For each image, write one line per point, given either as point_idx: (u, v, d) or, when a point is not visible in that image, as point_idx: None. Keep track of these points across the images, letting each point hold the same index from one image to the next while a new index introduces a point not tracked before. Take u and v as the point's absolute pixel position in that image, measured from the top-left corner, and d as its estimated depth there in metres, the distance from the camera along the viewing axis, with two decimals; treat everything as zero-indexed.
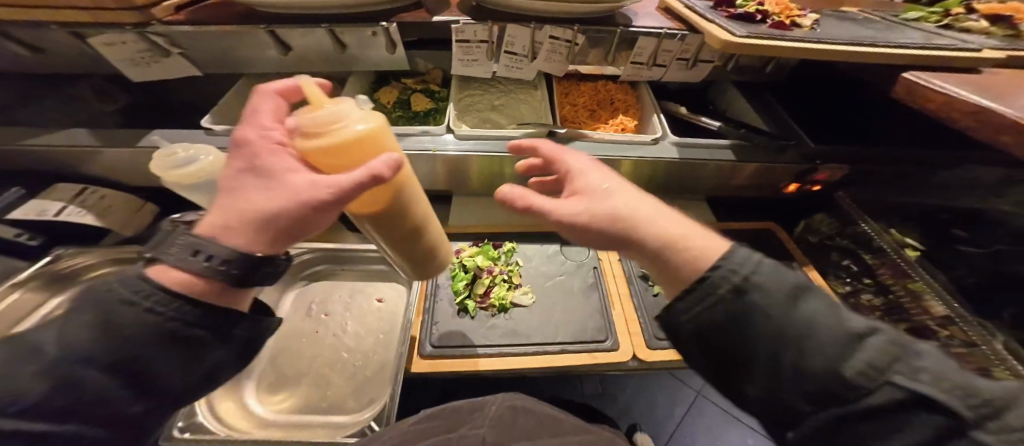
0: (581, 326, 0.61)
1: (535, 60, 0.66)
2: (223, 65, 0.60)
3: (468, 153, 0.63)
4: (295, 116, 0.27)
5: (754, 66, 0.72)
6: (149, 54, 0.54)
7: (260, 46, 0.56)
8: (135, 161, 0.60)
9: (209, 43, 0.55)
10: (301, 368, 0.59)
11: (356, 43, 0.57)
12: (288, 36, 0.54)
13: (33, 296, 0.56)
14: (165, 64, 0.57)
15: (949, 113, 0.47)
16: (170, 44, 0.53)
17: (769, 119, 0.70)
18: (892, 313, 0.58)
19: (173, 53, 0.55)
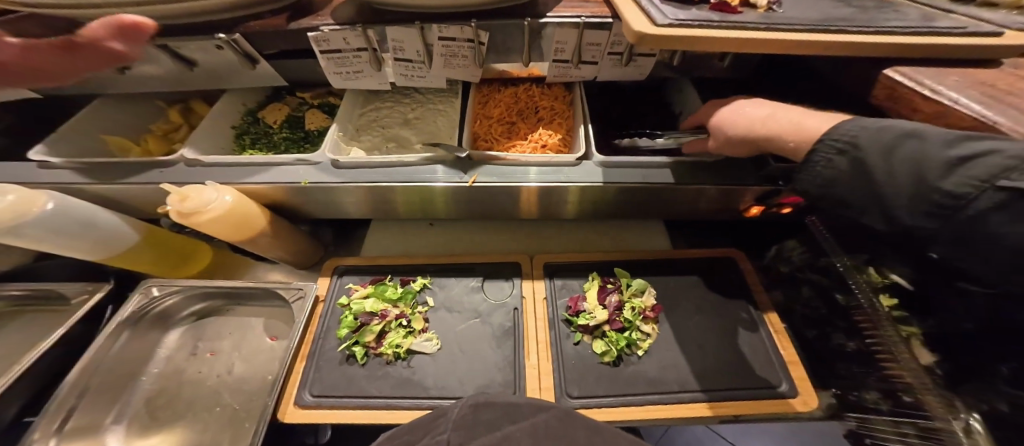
0: (489, 375, 0.53)
1: (433, 67, 0.56)
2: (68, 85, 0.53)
3: (350, 185, 0.54)
4: (182, 206, 0.46)
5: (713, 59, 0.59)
6: None
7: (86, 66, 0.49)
8: None
9: None
10: (174, 410, 0.54)
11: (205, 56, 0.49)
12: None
13: None
14: None
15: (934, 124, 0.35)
16: None
17: None
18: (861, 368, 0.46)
19: None
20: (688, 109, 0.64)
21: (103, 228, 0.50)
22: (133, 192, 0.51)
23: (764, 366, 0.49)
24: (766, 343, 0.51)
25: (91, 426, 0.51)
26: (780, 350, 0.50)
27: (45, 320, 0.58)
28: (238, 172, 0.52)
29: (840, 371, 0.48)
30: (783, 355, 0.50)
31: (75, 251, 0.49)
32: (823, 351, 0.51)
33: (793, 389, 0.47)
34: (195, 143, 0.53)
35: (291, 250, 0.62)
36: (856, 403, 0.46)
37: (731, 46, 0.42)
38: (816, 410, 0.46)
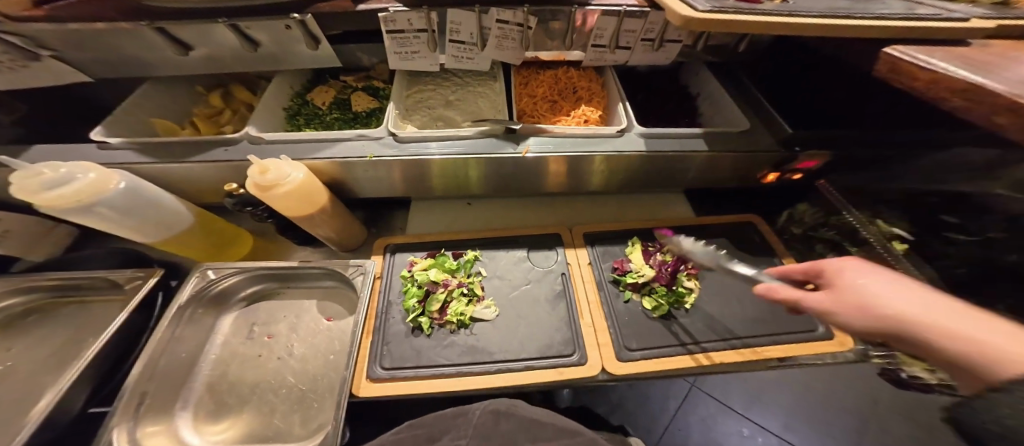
0: (549, 339, 0.57)
1: (486, 48, 0.60)
2: (121, 68, 0.58)
3: (412, 157, 0.58)
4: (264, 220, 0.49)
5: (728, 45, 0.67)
6: (12, 57, 0.52)
7: (152, 47, 0.53)
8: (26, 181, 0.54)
9: (90, 42, 0.51)
10: (242, 394, 0.54)
11: (269, 36, 0.53)
12: (181, 32, 0.50)
13: None
14: (42, 67, 0.55)
15: (925, 88, 0.43)
16: (37, 44, 0.50)
17: (743, 101, 0.65)
18: None
19: (45, 55, 0.52)
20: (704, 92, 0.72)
21: (167, 208, 0.54)
22: (205, 169, 0.55)
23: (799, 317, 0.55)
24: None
25: (161, 414, 0.50)
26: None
27: (96, 308, 0.60)
28: (305, 148, 0.57)
29: None
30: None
31: (140, 231, 0.52)
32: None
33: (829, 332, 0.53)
34: (256, 121, 0.57)
35: (342, 230, 0.63)
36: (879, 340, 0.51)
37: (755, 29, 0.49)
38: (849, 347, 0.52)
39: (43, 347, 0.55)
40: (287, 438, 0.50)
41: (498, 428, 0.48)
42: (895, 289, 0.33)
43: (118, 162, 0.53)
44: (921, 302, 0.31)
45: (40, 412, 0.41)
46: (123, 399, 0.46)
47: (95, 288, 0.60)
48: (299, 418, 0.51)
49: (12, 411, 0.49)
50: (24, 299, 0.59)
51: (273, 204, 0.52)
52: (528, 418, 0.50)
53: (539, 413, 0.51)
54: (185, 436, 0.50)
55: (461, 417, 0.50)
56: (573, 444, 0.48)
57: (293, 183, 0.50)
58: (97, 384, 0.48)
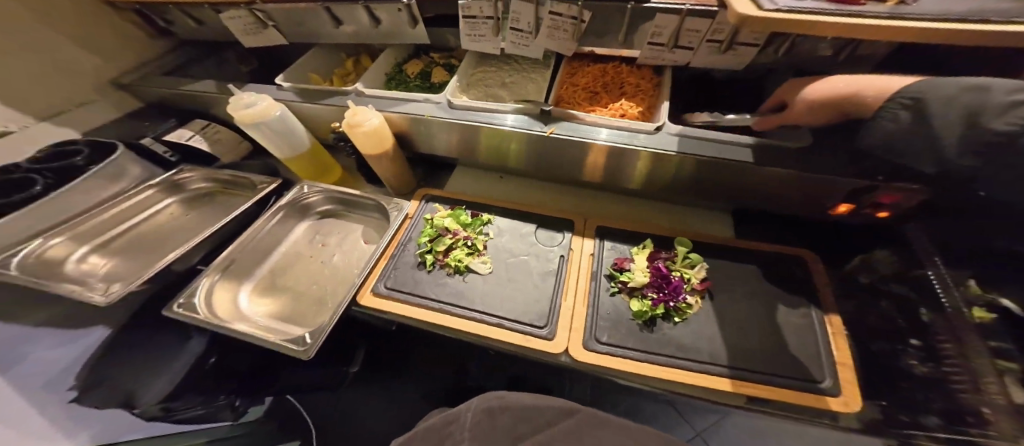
0: (526, 308, 0.60)
1: (539, 37, 0.65)
2: (303, 37, 0.83)
3: (457, 121, 0.68)
4: (348, 119, 0.66)
5: (824, 56, 0.56)
6: (253, 26, 0.80)
7: (323, 23, 0.77)
8: None
9: (290, 17, 0.77)
10: (289, 283, 0.69)
11: (388, 16, 0.71)
12: (338, 10, 0.72)
13: (158, 194, 0.81)
14: (265, 34, 0.83)
15: None
16: (266, 17, 0.77)
17: None
18: (934, 391, 0.41)
19: (268, 25, 0.79)
20: None
21: (297, 136, 0.75)
22: (324, 110, 0.76)
23: (803, 361, 0.48)
24: (818, 342, 0.49)
25: (235, 277, 0.67)
26: (833, 351, 0.48)
27: (238, 202, 0.84)
28: (386, 103, 0.73)
29: (906, 388, 0.43)
30: (834, 356, 0.48)
31: (277, 148, 0.74)
32: (884, 370, 0.46)
33: (835, 388, 0.45)
34: (363, 80, 0.76)
35: (397, 176, 0.79)
36: (916, 422, 0.41)
37: (836, 32, 0.43)
38: (859, 412, 0.43)
39: (208, 220, 0.81)
40: (302, 323, 0.63)
41: (492, 423, 0.46)
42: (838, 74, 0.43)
43: (281, 98, 0.77)
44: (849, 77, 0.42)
45: (179, 251, 0.62)
46: (219, 259, 0.65)
47: (242, 187, 0.84)
48: (319, 312, 0.64)
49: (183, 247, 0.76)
50: (209, 184, 0.86)
51: (355, 140, 0.68)
52: (519, 412, 0.48)
53: (524, 400, 0.50)
54: (240, 296, 0.66)
55: (454, 424, 0.47)
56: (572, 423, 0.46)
57: (372, 125, 0.66)
58: (210, 250, 0.70)
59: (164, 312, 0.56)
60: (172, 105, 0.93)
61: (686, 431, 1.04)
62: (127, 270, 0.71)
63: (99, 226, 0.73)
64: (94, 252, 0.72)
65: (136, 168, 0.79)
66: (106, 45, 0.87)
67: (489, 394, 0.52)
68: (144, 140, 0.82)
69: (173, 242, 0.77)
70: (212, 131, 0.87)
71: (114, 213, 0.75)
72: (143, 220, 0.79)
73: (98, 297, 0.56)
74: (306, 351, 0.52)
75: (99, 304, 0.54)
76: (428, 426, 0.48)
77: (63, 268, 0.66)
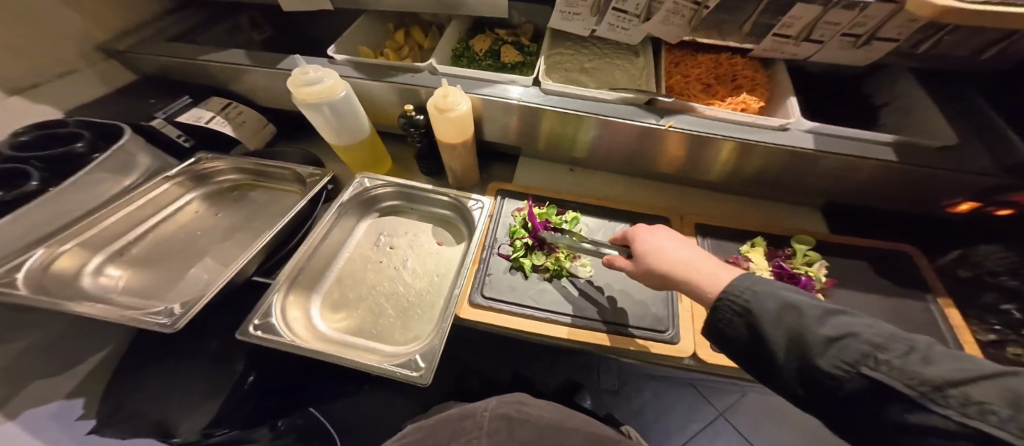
0: (646, 313, 0.56)
1: (647, 22, 0.59)
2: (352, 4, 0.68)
3: (555, 108, 0.61)
4: (434, 101, 0.56)
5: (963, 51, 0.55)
6: None
7: None
8: (272, 83, 0.70)
9: None
10: (363, 292, 0.63)
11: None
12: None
13: (177, 189, 0.71)
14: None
15: None
16: None
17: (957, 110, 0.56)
18: None
19: None
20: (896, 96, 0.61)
21: (357, 121, 0.64)
22: (389, 90, 0.64)
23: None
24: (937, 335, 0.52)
25: (303, 290, 0.61)
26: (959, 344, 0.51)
27: (279, 196, 0.74)
28: (474, 84, 0.64)
29: None
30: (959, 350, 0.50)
31: (335, 134, 0.63)
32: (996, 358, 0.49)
33: None
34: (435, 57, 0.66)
35: (466, 169, 0.71)
36: None
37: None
38: None
39: (245, 218, 0.72)
40: (392, 339, 0.58)
41: (512, 429, 0.48)
42: (680, 244, 0.41)
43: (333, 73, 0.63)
44: (683, 250, 0.40)
45: (234, 268, 0.54)
46: (285, 273, 0.58)
47: (280, 179, 0.74)
48: (411, 323, 0.59)
49: (221, 251, 0.67)
50: (235, 176, 0.75)
51: (438, 125, 0.59)
52: (539, 422, 0.49)
53: (547, 413, 0.51)
54: (314, 313, 0.60)
55: (469, 419, 0.50)
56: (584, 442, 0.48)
57: (462, 110, 0.56)
58: (264, 258, 0.60)
59: (239, 336, 0.50)
60: (174, 78, 0.77)
61: (708, 412, 1.13)
62: (154, 282, 0.63)
63: (106, 236, 0.62)
64: (111, 262, 0.63)
65: (147, 156, 0.67)
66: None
67: (508, 398, 0.54)
68: (154, 121, 0.68)
69: (201, 248, 0.68)
70: (236, 113, 0.74)
71: (127, 212, 0.65)
72: (162, 221, 0.69)
73: (167, 317, 0.49)
74: (421, 376, 0.48)
75: (171, 330, 0.48)
76: (448, 416, 0.53)
77: (78, 283, 0.57)
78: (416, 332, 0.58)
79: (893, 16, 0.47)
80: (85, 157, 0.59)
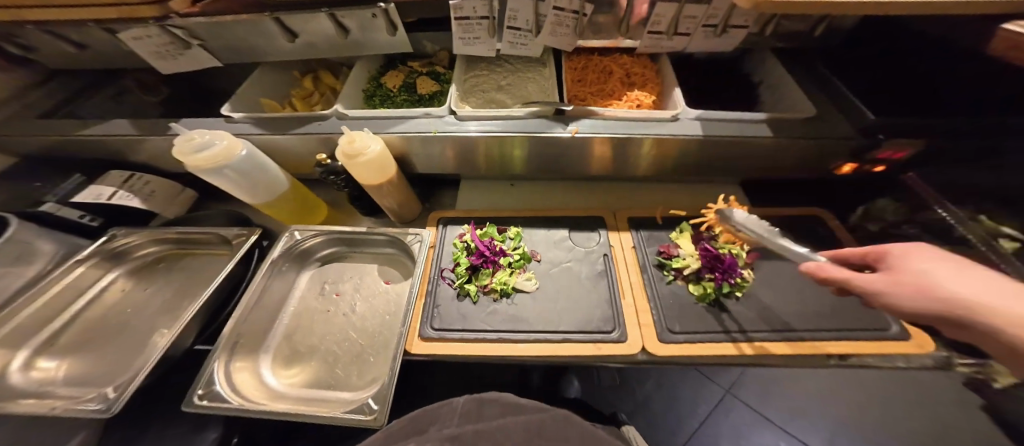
0: (589, 315, 0.57)
1: (539, 35, 0.63)
2: (241, 55, 0.68)
3: (470, 133, 0.62)
4: (344, 151, 0.55)
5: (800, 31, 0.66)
6: (172, 46, 0.62)
7: (270, 36, 0.63)
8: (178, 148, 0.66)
9: (224, 31, 0.61)
10: (312, 344, 0.60)
11: (356, 24, 0.61)
12: (291, 21, 0.60)
13: (94, 271, 0.63)
14: (188, 56, 0.65)
15: None
16: (190, 35, 0.61)
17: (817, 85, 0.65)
18: None
19: (194, 44, 0.63)
20: (772, 77, 0.69)
21: (271, 175, 0.61)
22: (300, 141, 0.62)
23: (866, 312, 0.53)
24: None
25: (249, 352, 0.57)
26: None
27: (210, 260, 0.69)
28: (383, 123, 0.63)
29: None
30: None
31: (250, 193, 0.60)
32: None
33: (905, 333, 0.51)
34: (342, 101, 0.65)
35: (402, 203, 0.69)
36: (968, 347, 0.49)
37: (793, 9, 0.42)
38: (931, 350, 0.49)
39: (176, 290, 0.65)
40: (348, 385, 0.55)
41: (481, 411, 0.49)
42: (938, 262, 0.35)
43: (237, 131, 0.61)
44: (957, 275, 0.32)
45: (173, 332, 0.50)
46: (225, 336, 0.54)
47: (209, 244, 0.68)
48: (371, 364, 0.56)
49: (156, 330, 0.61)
50: (158, 248, 0.69)
51: (355, 172, 0.58)
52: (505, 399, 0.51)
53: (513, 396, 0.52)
54: (263, 374, 0.56)
55: (446, 407, 0.50)
56: (546, 417, 0.47)
57: (373, 150, 0.56)
58: (203, 325, 0.55)
59: (185, 409, 0.45)
60: (61, 157, 0.69)
61: (715, 390, 1.07)
62: (91, 369, 0.56)
63: (30, 325, 0.56)
64: (42, 355, 0.56)
65: (50, 242, 0.61)
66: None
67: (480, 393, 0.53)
68: (45, 205, 0.59)
69: (141, 323, 0.61)
70: (141, 183, 0.67)
71: (44, 301, 0.57)
72: (89, 302, 0.62)
73: (101, 402, 0.44)
74: (376, 419, 0.45)
75: (107, 416, 0.42)
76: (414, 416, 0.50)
77: (3, 382, 0.51)
78: (372, 375, 0.55)
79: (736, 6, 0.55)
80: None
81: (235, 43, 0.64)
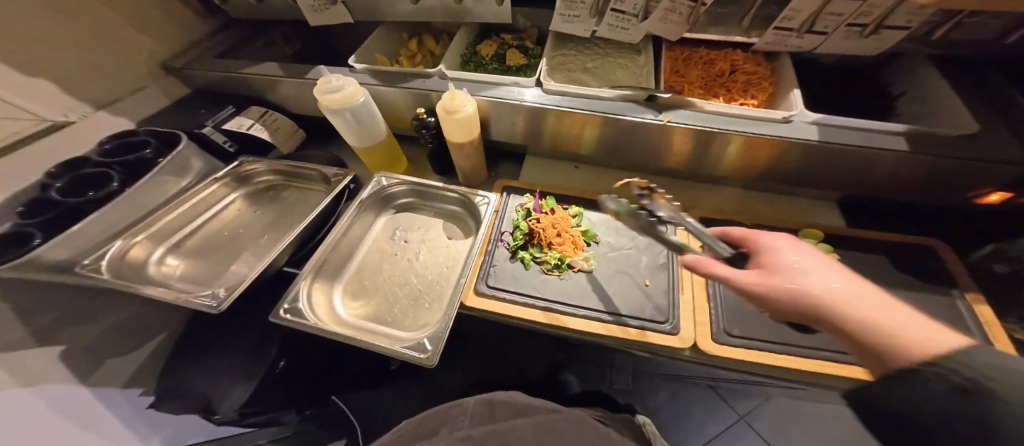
0: (637, 302, 0.57)
1: (646, 21, 0.61)
2: (371, 15, 0.75)
3: (552, 107, 0.64)
4: (444, 106, 0.60)
5: (971, 35, 0.56)
6: (323, 2, 0.72)
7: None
8: (305, 93, 0.78)
9: None
10: (378, 282, 0.68)
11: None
12: None
13: (222, 190, 0.79)
14: (331, 12, 0.74)
15: None
16: None
17: (977, 102, 0.55)
18: None
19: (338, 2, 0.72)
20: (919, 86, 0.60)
21: (376, 125, 0.70)
22: (403, 95, 0.70)
23: None
24: (976, 329, 0.49)
25: (327, 279, 0.67)
26: (995, 342, 0.47)
27: (307, 194, 0.81)
28: (477, 87, 0.68)
29: None
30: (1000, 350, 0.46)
31: (358, 137, 0.69)
32: None
33: None
34: (444, 62, 0.71)
35: (475, 166, 0.74)
36: None
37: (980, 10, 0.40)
38: None
39: (279, 216, 0.79)
40: (402, 326, 0.62)
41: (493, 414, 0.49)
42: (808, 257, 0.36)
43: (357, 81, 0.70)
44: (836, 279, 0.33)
45: (271, 256, 0.61)
46: (312, 261, 0.64)
47: (310, 179, 0.80)
48: (427, 308, 0.63)
49: (255, 248, 0.74)
50: (269, 178, 0.83)
51: (446, 127, 0.63)
52: (518, 402, 0.52)
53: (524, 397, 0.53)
54: (334, 300, 0.66)
55: (455, 408, 0.51)
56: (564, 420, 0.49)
57: (469, 111, 0.60)
58: (297, 245, 0.66)
59: (273, 320, 0.56)
60: (224, 91, 0.86)
61: (728, 415, 1.02)
62: (204, 272, 0.71)
63: (172, 225, 0.73)
64: (172, 253, 0.72)
65: (199, 161, 0.76)
66: (148, 23, 0.78)
67: (497, 395, 0.52)
68: (205, 129, 0.77)
69: (242, 243, 0.75)
70: (272, 120, 0.81)
71: (180, 212, 0.74)
72: (212, 216, 0.78)
73: (212, 299, 0.56)
74: (429, 358, 0.51)
75: (215, 311, 0.54)
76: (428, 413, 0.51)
77: (146, 271, 0.67)
78: (426, 320, 0.62)
79: (899, 3, 0.48)
80: (152, 161, 0.69)
81: (366, 3, 0.72)
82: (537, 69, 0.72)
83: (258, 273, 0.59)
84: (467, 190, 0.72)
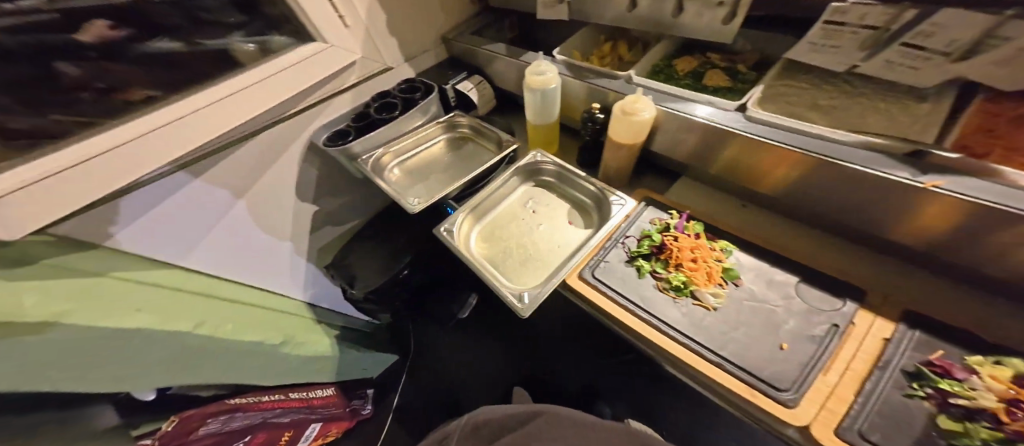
0: (756, 360, 0.51)
1: (961, 62, 0.42)
2: (583, 15, 0.85)
3: (743, 133, 0.60)
4: (621, 107, 0.66)
5: None
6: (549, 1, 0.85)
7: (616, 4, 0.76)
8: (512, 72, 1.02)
9: None
10: (504, 235, 0.82)
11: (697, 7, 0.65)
12: None
13: (440, 131, 1.07)
14: (554, 10, 0.88)
15: None
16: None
17: None
18: None
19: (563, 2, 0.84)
20: None
21: (552, 109, 0.83)
22: (586, 89, 0.78)
23: None
24: None
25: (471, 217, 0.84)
26: None
27: (485, 151, 1.02)
28: (665, 97, 0.70)
29: None
30: None
31: (537, 116, 0.84)
32: None
33: None
34: (636, 68, 0.75)
35: (622, 166, 0.77)
36: None
37: None
38: None
39: (466, 160, 1.01)
40: (509, 276, 0.73)
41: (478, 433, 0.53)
42: None
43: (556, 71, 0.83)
44: None
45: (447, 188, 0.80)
46: (468, 200, 0.82)
47: (490, 139, 1.00)
48: (532, 272, 0.73)
49: (448, 179, 0.97)
50: (464, 130, 1.08)
51: (616, 126, 0.68)
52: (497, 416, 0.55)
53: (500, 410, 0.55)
54: (469, 234, 0.82)
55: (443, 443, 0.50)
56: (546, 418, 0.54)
57: (648, 114, 0.64)
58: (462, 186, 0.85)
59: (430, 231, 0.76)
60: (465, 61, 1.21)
61: None
62: (411, 183, 0.98)
63: (404, 148, 1.01)
64: (399, 166, 1.00)
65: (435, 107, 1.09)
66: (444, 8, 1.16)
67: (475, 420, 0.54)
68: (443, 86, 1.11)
69: (439, 173, 1.00)
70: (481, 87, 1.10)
71: (414, 139, 1.03)
72: (427, 148, 1.05)
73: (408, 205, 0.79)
74: (524, 310, 0.61)
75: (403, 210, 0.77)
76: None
77: (382, 173, 0.96)
78: (527, 280, 0.72)
79: None
80: (418, 101, 1.05)
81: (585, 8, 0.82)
82: (743, 94, 0.68)
83: (446, 195, 0.80)
84: (608, 188, 0.77)
